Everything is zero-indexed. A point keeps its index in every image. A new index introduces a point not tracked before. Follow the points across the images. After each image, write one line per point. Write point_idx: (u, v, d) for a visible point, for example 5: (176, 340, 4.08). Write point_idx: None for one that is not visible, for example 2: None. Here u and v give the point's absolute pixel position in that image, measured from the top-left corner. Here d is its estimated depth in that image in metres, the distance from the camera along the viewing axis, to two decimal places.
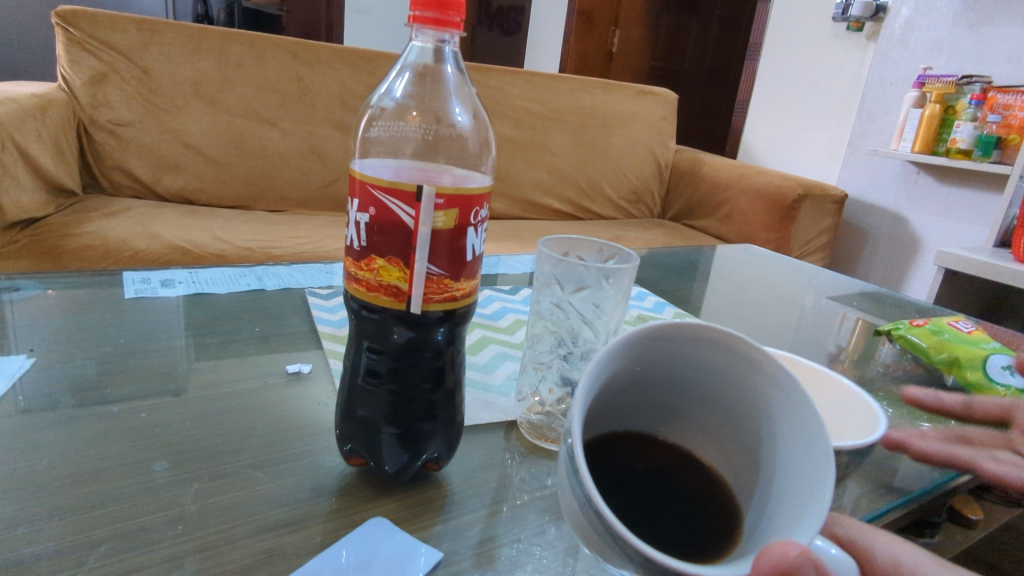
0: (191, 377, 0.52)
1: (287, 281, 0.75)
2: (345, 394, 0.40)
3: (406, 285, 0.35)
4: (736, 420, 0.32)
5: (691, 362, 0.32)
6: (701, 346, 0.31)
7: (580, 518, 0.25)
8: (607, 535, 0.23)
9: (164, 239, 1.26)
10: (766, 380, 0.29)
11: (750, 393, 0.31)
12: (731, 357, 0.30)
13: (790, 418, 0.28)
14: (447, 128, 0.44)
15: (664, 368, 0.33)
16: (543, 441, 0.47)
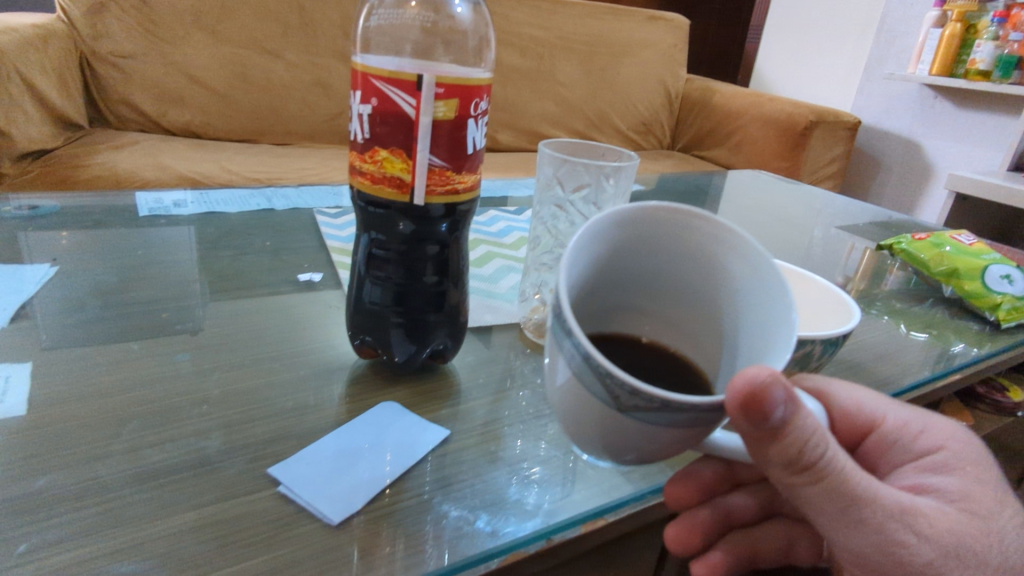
0: (207, 286, 0.54)
1: (296, 201, 0.76)
2: (354, 285, 0.42)
3: (409, 176, 0.36)
4: (706, 311, 0.32)
5: (661, 255, 0.32)
6: (672, 233, 0.31)
7: (568, 377, 0.26)
8: (593, 379, 0.24)
9: (173, 170, 1.27)
10: (738, 262, 0.29)
11: (718, 280, 0.31)
12: (697, 242, 0.31)
13: (761, 295, 0.28)
14: (446, 19, 0.44)
15: (634, 265, 0.32)
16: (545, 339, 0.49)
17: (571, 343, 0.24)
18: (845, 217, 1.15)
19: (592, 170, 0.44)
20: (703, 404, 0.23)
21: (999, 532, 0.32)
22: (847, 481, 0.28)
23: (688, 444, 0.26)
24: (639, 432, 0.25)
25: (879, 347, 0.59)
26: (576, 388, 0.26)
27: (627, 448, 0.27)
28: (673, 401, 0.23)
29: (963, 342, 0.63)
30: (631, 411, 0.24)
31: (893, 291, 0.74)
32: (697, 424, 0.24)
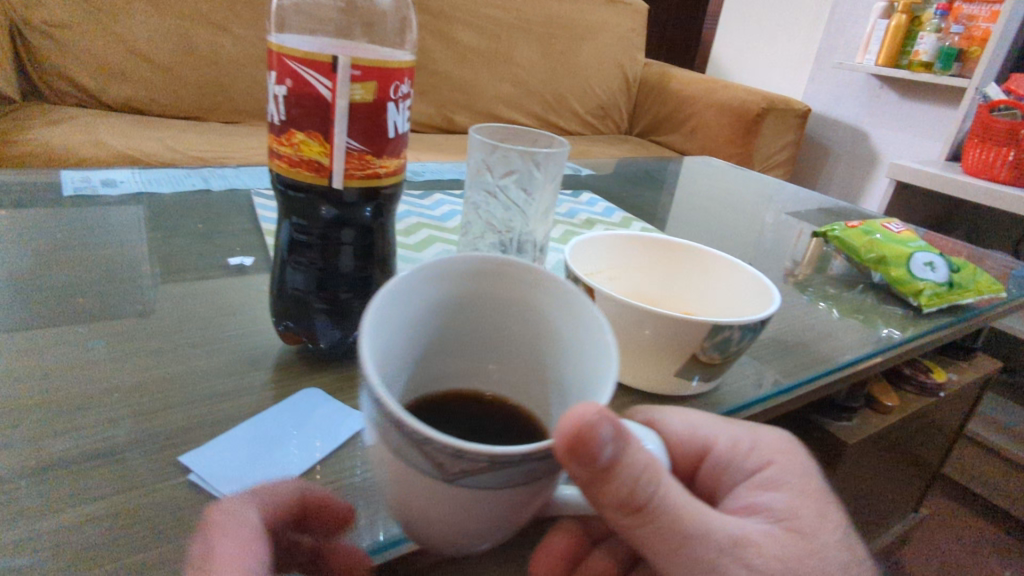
0: (130, 270, 0.52)
1: (234, 182, 0.74)
2: (277, 271, 0.41)
3: (327, 160, 0.35)
4: (536, 355, 0.31)
5: (482, 303, 0.31)
6: (486, 280, 0.30)
7: (387, 452, 0.22)
8: (409, 447, 0.21)
9: (112, 148, 1.22)
10: (553, 301, 0.29)
11: (540, 321, 0.30)
12: (516, 288, 0.30)
13: (579, 333, 0.28)
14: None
15: (458, 315, 0.31)
16: None
17: (381, 411, 0.21)
18: (790, 204, 1.18)
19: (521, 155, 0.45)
20: (531, 454, 0.21)
21: (822, 546, 0.32)
22: (677, 516, 0.27)
23: (531, 501, 0.24)
24: (470, 500, 0.22)
25: (805, 331, 0.61)
26: (397, 462, 0.23)
27: (462, 524, 0.24)
28: (499, 458, 0.20)
29: (890, 328, 0.64)
30: (459, 479, 0.21)
31: (828, 278, 0.76)
32: (530, 479, 0.22)
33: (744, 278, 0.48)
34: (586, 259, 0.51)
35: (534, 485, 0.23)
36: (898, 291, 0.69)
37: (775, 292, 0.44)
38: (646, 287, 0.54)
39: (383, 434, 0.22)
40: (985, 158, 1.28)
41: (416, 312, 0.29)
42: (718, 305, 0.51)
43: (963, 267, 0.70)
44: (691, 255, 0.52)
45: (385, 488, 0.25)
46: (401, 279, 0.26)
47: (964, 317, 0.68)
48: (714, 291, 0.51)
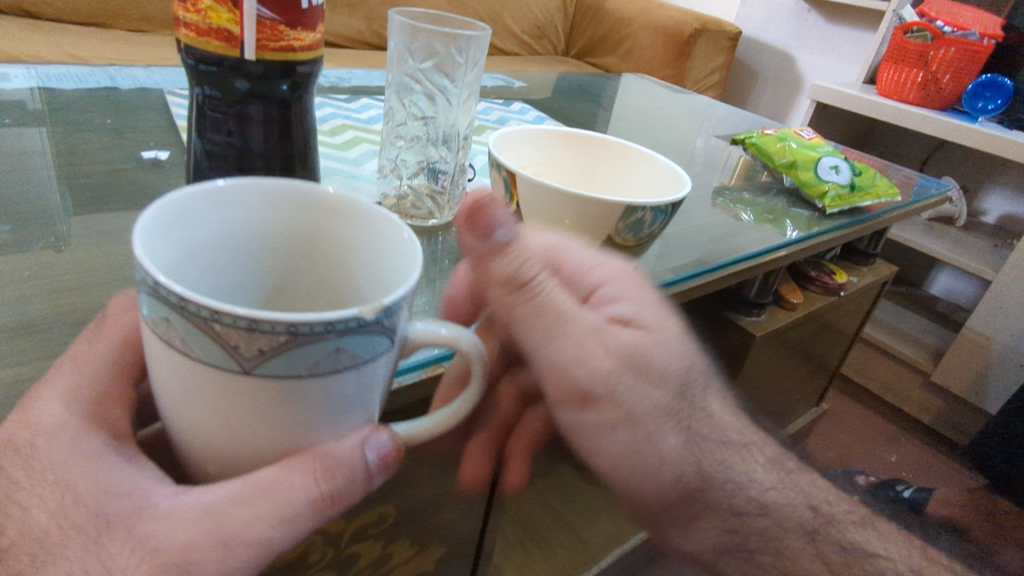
0: (33, 165, 0.50)
1: (144, 81, 0.70)
2: (192, 150, 0.41)
3: (237, 29, 0.34)
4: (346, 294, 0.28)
5: (272, 246, 0.27)
6: (272, 211, 0.26)
7: (173, 357, 0.20)
8: (195, 329, 0.19)
9: (4, 52, 1.12)
10: (366, 233, 0.26)
11: (357, 269, 0.27)
12: (334, 226, 0.27)
13: (381, 249, 0.25)
14: None
15: (247, 263, 0.27)
16: (407, 216, 0.50)
17: (160, 300, 0.19)
18: (716, 121, 1.22)
19: (443, 38, 0.47)
20: (341, 321, 0.19)
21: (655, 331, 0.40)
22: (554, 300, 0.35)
23: (357, 392, 0.22)
24: (278, 397, 0.21)
25: (718, 227, 0.64)
26: (188, 367, 0.20)
27: (272, 436, 0.22)
28: (301, 325, 0.19)
29: (795, 227, 0.69)
30: (259, 365, 0.20)
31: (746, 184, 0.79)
32: (345, 362, 0.21)
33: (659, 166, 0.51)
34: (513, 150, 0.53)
35: (351, 373, 0.21)
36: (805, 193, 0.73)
37: (687, 175, 0.48)
38: (569, 177, 0.56)
39: (166, 336, 0.20)
40: (898, 79, 1.34)
41: (200, 251, 0.25)
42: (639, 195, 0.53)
43: (863, 172, 0.75)
44: (612, 145, 0.55)
45: (179, 418, 0.22)
46: (182, 198, 0.23)
47: (862, 218, 0.73)
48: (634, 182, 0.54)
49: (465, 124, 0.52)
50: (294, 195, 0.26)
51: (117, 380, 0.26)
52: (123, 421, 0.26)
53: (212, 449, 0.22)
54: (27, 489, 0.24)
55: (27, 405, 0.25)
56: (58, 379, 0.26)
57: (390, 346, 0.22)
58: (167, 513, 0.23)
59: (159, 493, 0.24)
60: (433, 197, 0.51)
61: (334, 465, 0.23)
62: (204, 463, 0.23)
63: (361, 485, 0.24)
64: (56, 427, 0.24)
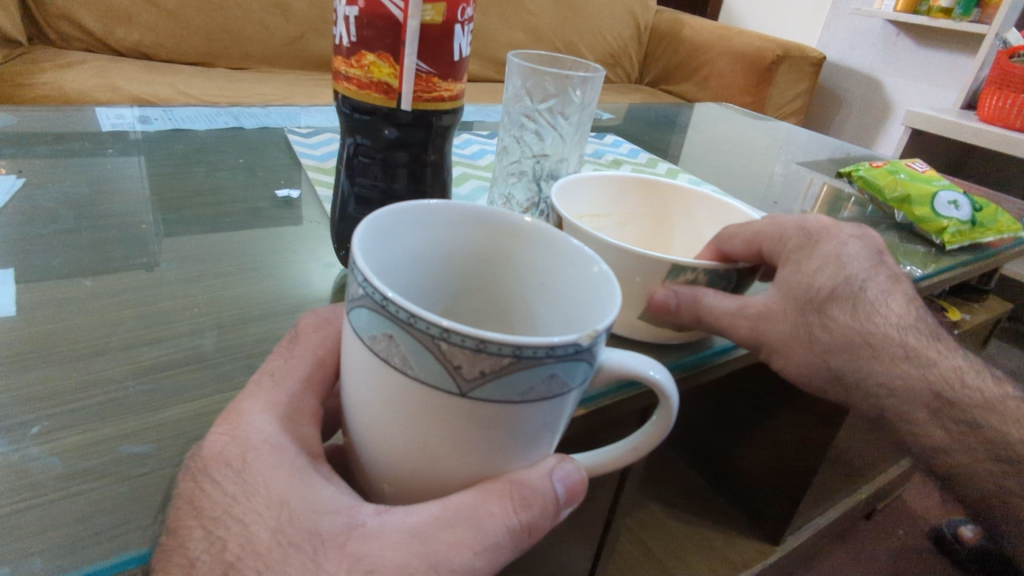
0: (180, 200, 0.53)
1: (264, 120, 0.75)
2: (339, 194, 0.43)
3: (396, 82, 0.36)
4: (518, 323, 0.29)
5: (452, 272, 0.28)
6: (456, 236, 0.27)
7: (383, 372, 0.20)
8: (419, 346, 0.19)
9: (127, 92, 1.21)
10: (560, 270, 0.26)
11: (543, 301, 0.27)
12: (524, 255, 0.27)
13: (566, 272, 0.26)
14: None
15: (425, 292, 0.28)
16: None
17: (387, 318, 0.19)
18: (807, 151, 1.19)
19: (560, 79, 0.47)
20: (561, 347, 0.19)
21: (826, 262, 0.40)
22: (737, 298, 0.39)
23: (552, 422, 0.21)
24: (487, 421, 0.20)
25: None
26: (400, 384, 0.20)
27: (469, 457, 0.21)
28: (526, 348, 0.18)
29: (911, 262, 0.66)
30: (478, 387, 0.19)
31: (851, 219, 0.76)
32: (554, 390, 0.20)
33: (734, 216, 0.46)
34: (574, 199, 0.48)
35: (556, 400, 0.21)
36: (920, 230, 0.70)
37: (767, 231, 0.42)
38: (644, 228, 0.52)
39: (387, 354, 0.20)
40: (1002, 105, 1.28)
41: (399, 266, 0.25)
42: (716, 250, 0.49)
43: (984, 207, 0.72)
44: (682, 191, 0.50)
45: (378, 441, 0.22)
46: (396, 213, 0.24)
47: (983, 255, 0.70)
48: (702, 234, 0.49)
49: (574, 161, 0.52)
50: (480, 219, 0.27)
51: (309, 400, 0.26)
52: (315, 440, 0.25)
53: (405, 470, 0.22)
54: (244, 502, 0.22)
55: (232, 418, 0.25)
56: (259, 396, 0.26)
57: (589, 375, 0.21)
58: (377, 532, 0.22)
59: (363, 513, 0.23)
60: None
61: (527, 494, 0.22)
62: (388, 476, 0.23)
63: (548, 520, 0.23)
64: (262, 443, 0.24)
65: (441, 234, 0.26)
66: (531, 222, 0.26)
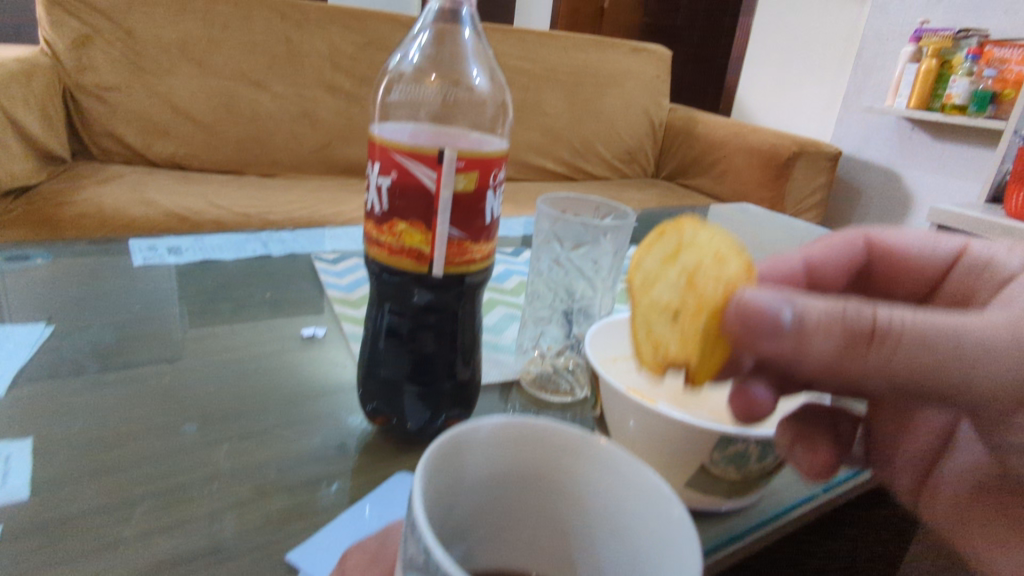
0: (206, 343, 0.53)
1: (292, 246, 0.76)
2: (367, 353, 0.41)
3: (428, 247, 0.35)
4: (581, 541, 0.26)
5: (510, 486, 0.26)
6: (515, 451, 0.25)
7: None
8: None
9: (160, 206, 1.24)
10: (631, 499, 0.24)
11: (612, 526, 0.25)
12: (590, 474, 0.25)
13: (637, 501, 0.23)
14: (466, 91, 0.44)
15: (480, 504, 0.25)
16: (543, 392, 0.46)
17: None
18: None
19: (590, 226, 0.45)
20: None
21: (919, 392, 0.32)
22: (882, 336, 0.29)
23: None
24: None
25: None
26: None
27: None
28: None
29: None
30: None
31: None
32: None
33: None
34: (604, 344, 0.46)
35: None
36: None
37: None
38: None
39: None
40: None
41: (457, 488, 0.24)
42: None
43: None
44: None
45: None
46: (457, 435, 0.23)
47: None
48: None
49: (604, 305, 0.49)
50: (542, 434, 0.25)
51: None
52: None
53: None
54: None
55: None
56: None
57: None
58: None
59: None
60: (571, 372, 0.48)
61: None
62: None
63: None
64: None
65: (503, 449, 0.25)
66: (597, 443, 0.24)
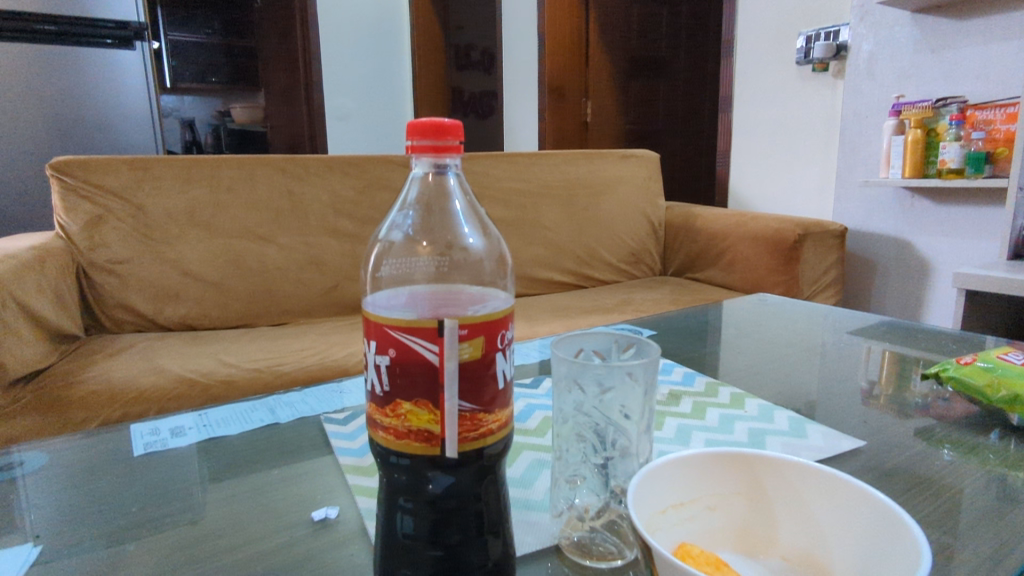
0: (207, 544, 0.48)
1: (300, 408, 0.72)
2: (384, 555, 0.36)
3: (438, 428, 0.31)
4: None
5: None
6: None
7: None
8: None
9: (170, 372, 1.22)
10: None
11: None
12: None
13: None
14: (460, 252, 0.42)
15: None
16: (591, 560, 0.42)
17: None
18: (861, 330, 1.15)
19: (611, 367, 0.41)
20: None
21: None
22: None
23: None
24: None
25: (969, 505, 0.53)
26: None
27: None
28: None
29: None
30: None
31: (953, 426, 0.69)
32: None
33: (865, 514, 0.38)
34: (650, 495, 0.41)
35: None
36: None
37: (926, 549, 0.32)
38: (753, 523, 0.43)
39: None
40: None
41: None
42: (842, 543, 0.39)
43: None
44: (782, 476, 0.43)
45: None
46: None
47: None
48: (819, 521, 0.41)
49: (642, 450, 0.44)
50: None
51: None
52: None
53: None
54: None
55: None
56: None
57: None
58: None
59: None
60: (615, 531, 0.43)
61: None
62: None
63: None
64: None
65: None
66: None
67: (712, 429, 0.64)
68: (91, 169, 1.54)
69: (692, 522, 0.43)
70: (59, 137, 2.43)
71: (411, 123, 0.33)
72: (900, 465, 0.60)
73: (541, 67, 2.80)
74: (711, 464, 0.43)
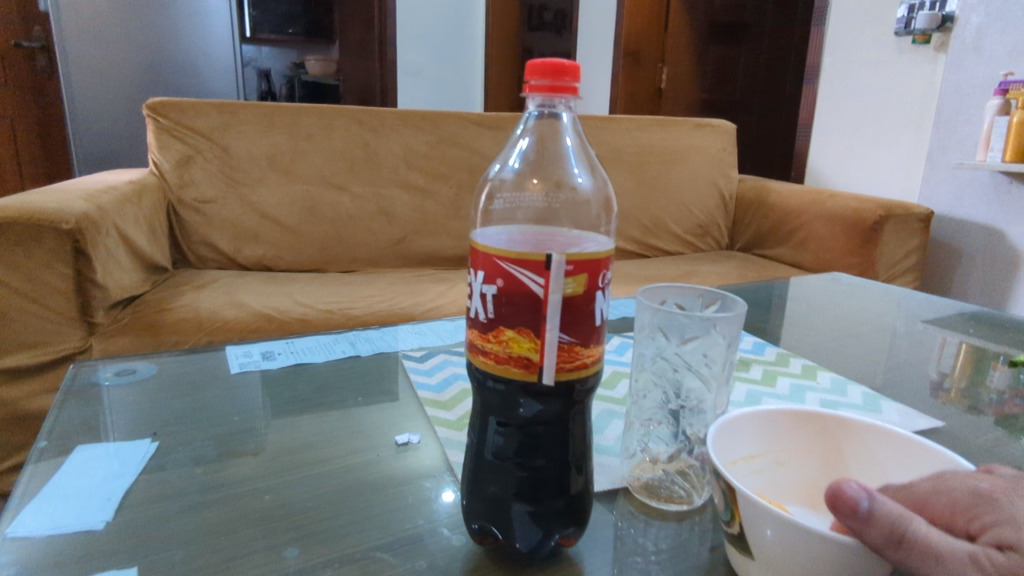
0: (302, 454, 0.52)
1: (379, 344, 0.76)
2: (473, 471, 0.39)
3: (538, 355, 0.33)
4: None
5: None
6: None
7: None
8: None
9: (249, 307, 1.29)
10: None
11: None
12: None
13: None
14: (568, 191, 0.45)
15: None
16: (657, 501, 0.44)
17: None
18: (938, 317, 1.11)
19: (697, 318, 0.42)
20: None
21: None
22: None
23: None
24: None
25: None
26: None
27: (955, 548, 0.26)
28: None
29: None
30: None
31: None
32: None
33: None
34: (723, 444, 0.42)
35: None
36: None
37: None
38: (823, 482, 0.43)
39: None
40: None
41: None
42: None
43: None
44: (857, 438, 0.43)
45: None
46: None
47: None
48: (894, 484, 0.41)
49: (718, 402, 0.45)
50: None
51: None
52: None
53: None
54: None
55: None
56: None
57: None
58: None
59: None
60: (684, 477, 0.45)
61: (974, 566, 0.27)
62: None
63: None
64: None
65: None
66: None
67: (783, 397, 0.64)
68: (183, 111, 1.62)
69: (762, 476, 0.44)
70: (150, 80, 2.55)
71: (531, 62, 0.34)
72: (975, 451, 0.59)
73: (618, 29, 2.73)
74: (785, 421, 0.44)
